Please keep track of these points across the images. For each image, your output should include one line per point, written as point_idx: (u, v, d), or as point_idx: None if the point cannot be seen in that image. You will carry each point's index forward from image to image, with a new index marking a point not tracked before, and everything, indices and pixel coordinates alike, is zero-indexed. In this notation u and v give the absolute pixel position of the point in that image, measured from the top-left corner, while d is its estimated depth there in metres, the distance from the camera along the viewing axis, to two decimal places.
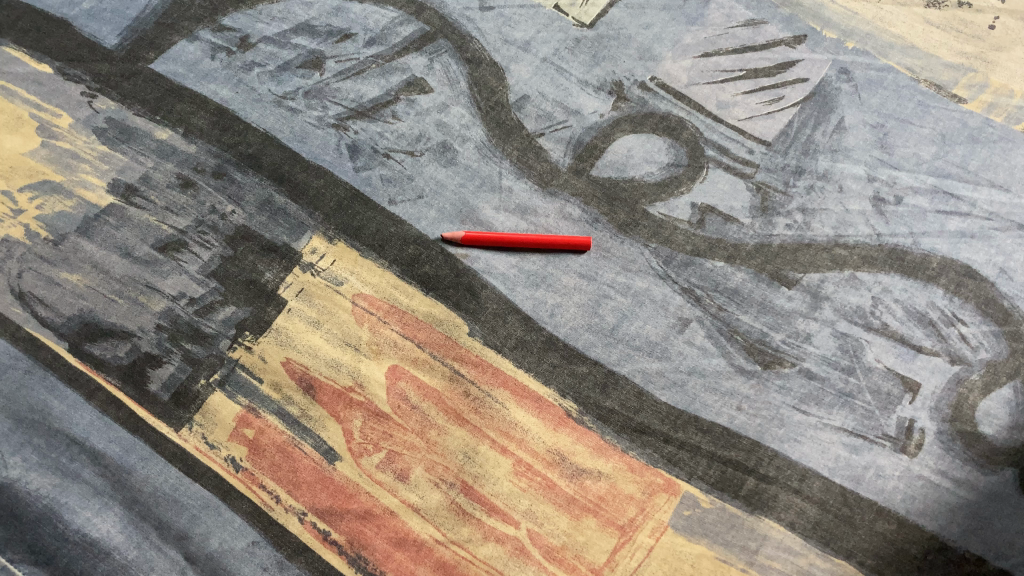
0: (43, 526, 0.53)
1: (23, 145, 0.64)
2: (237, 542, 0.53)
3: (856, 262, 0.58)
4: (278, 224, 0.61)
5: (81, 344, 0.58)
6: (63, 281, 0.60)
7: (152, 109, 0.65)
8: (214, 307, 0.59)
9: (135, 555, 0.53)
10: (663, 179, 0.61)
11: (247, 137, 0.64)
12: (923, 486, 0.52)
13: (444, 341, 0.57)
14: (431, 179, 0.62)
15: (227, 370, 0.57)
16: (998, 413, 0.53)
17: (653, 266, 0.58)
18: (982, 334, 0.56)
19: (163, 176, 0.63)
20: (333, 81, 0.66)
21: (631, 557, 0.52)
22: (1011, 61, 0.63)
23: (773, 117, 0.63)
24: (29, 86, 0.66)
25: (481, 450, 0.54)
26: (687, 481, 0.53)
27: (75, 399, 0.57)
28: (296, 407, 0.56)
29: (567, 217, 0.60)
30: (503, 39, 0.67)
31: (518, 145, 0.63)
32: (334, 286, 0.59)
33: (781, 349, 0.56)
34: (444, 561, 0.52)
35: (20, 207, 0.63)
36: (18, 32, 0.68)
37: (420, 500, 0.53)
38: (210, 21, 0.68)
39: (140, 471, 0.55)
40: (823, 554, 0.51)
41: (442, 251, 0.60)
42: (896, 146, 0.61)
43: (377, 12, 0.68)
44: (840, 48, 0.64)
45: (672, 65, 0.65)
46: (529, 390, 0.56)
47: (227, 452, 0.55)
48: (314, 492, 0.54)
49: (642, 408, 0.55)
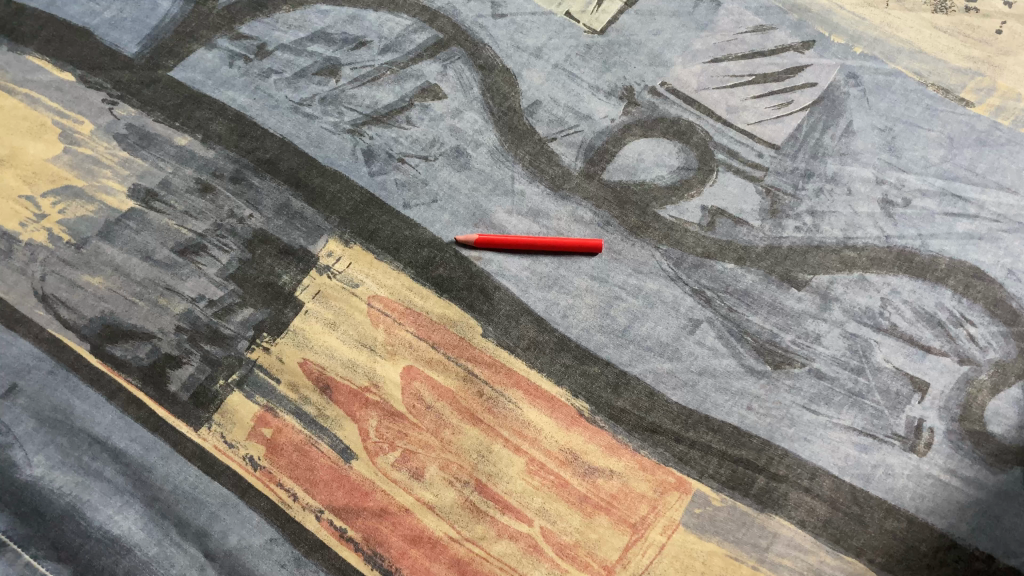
0: (67, 522, 0.54)
1: (46, 151, 0.66)
2: (255, 539, 0.54)
3: (865, 263, 0.59)
4: (295, 228, 0.62)
5: (102, 345, 0.60)
6: (85, 284, 0.62)
7: (171, 116, 0.67)
8: (233, 309, 0.60)
9: (156, 552, 0.54)
10: (674, 182, 0.62)
11: (265, 143, 0.65)
12: (932, 484, 0.52)
13: (458, 342, 0.58)
14: (444, 183, 0.63)
15: (246, 370, 0.58)
16: (1007, 413, 0.54)
17: (664, 268, 0.59)
18: (990, 335, 0.56)
19: (182, 181, 0.64)
20: (349, 88, 0.67)
21: (643, 554, 0.52)
22: (1019, 66, 0.64)
23: (783, 120, 0.64)
24: (52, 94, 0.68)
25: (494, 449, 0.55)
26: (698, 479, 0.54)
27: (97, 399, 0.58)
28: (313, 407, 0.57)
29: (579, 220, 0.61)
30: (515, 45, 0.68)
31: (531, 149, 0.64)
32: (350, 289, 0.60)
33: (791, 349, 0.57)
34: (459, 559, 0.53)
35: (44, 212, 0.64)
36: (41, 41, 0.70)
37: (435, 498, 0.54)
38: (228, 29, 0.70)
39: (160, 469, 0.56)
40: (833, 552, 0.51)
41: (456, 254, 0.61)
42: (904, 149, 0.62)
43: (391, 20, 0.70)
44: (847, 52, 0.65)
45: (682, 71, 0.66)
46: (542, 390, 0.57)
47: (245, 451, 0.56)
48: (330, 490, 0.55)
49: (653, 408, 0.56)
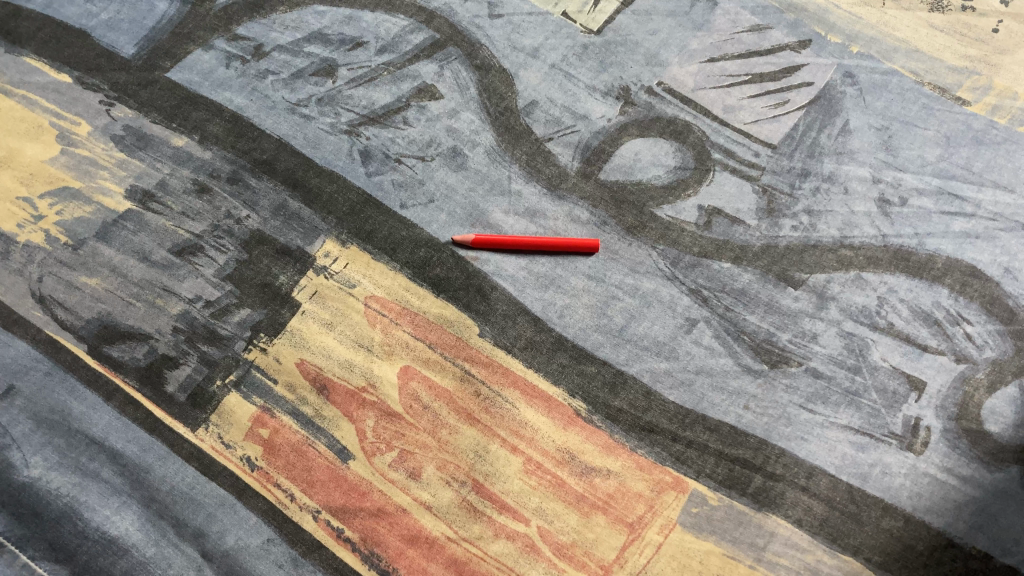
0: (64, 523, 0.54)
1: (44, 153, 0.66)
2: (252, 540, 0.54)
3: (862, 262, 0.59)
4: (292, 229, 0.62)
5: (99, 346, 0.60)
6: (82, 285, 0.62)
7: (168, 117, 0.67)
8: (230, 310, 0.60)
9: (153, 553, 0.54)
10: (670, 182, 0.62)
11: (261, 144, 0.65)
12: (929, 483, 0.52)
13: (455, 342, 0.58)
14: (441, 184, 0.63)
15: (243, 371, 0.58)
16: (1004, 411, 0.54)
17: (661, 268, 0.59)
18: (987, 334, 0.56)
19: (179, 182, 0.64)
20: (345, 88, 0.67)
21: (640, 554, 0.52)
22: (1015, 64, 0.64)
23: (779, 119, 0.64)
24: (49, 95, 0.68)
25: (492, 449, 0.55)
26: (695, 479, 0.54)
27: (94, 400, 0.58)
28: (310, 407, 0.57)
29: (576, 220, 0.61)
30: (512, 46, 0.68)
31: (528, 149, 0.64)
32: (347, 289, 0.60)
33: (788, 349, 0.57)
34: (457, 559, 0.53)
35: (41, 213, 0.64)
36: (39, 42, 0.70)
37: (432, 498, 0.54)
38: (225, 30, 0.70)
39: (157, 470, 0.56)
40: (830, 551, 0.51)
41: (453, 254, 0.61)
42: (901, 148, 0.62)
43: (388, 20, 0.70)
44: (844, 51, 0.65)
45: (678, 70, 0.66)
46: (539, 390, 0.56)
47: (243, 452, 0.56)
48: (327, 490, 0.55)
49: (650, 407, 0.56)
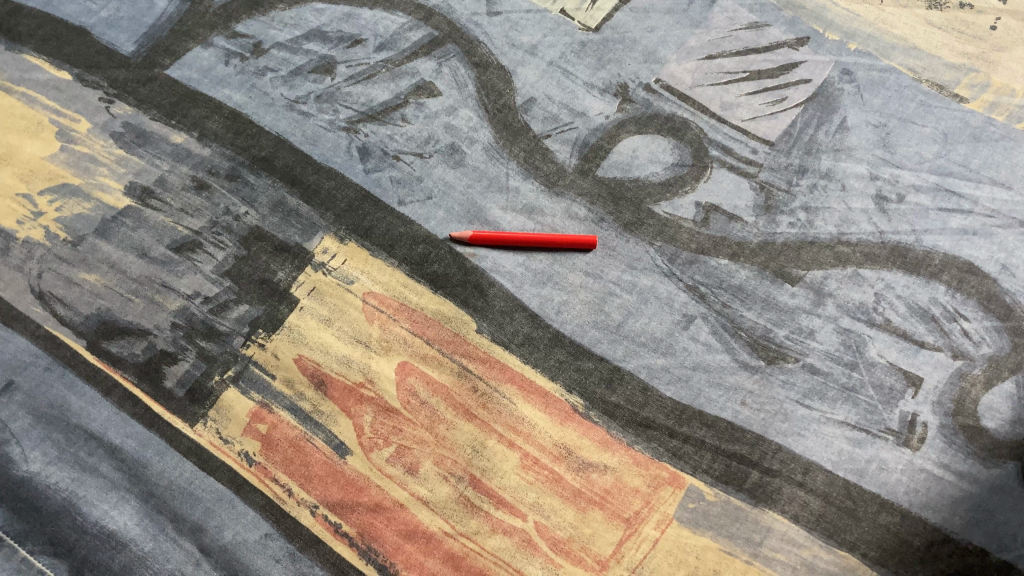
0: (63, 518, 0.54)
1: (43, 149, 0.66)
2: (250, 534, 0.54)
3: (859, 259, 0.59)
4: (290, 225, 0.62)
5: (98, 342, 0.60)
6: (81, 281, 0.62)
7: (167, 114, 0.67)
8: (229, 306, 0.60)
9: (152, 547, 0.54)
10: (667, 178, 0.62)
11: (260, 140, 0.65)
12: (925, 479, 0.52)
13: (453, 338, 0.58)
14: (439, 181, 0.63)
15: (241, 367, 0.58)
16: (1001, 407, 0.54)
17: (659, 264, 0.59)
18: (984, 330, 0.56)
19: (178, 178, 0.65)
20: (344, 85, 0.67)
21: (636, 549, 0.52)
22: (1012, 62, 0.64)
23: (777, 116, 0.64)
24: (49, 92, 0.68)
25: (489, 444, 0.55)
26: (692, 474, 0.54)
27: (93, 396, 0.58)
28: (308, 403, 0.57)
29: (573, 217, 0.62)
30: (510, 43, 0.68)
31: (525, 146, 0.64)
32: (345, 285, 0.60)
33: (784, 345, 0.57)
34: (454, 554, 0.53)
35: (40, 210, 0.64)
36: (39, 40, 0.70)
37: (429, 493, 0.54)
38: (224, 28, 0.70)
39: (156, 465, 0.56)
40: (827, 546, 0.51)
41: (451, 250, 0.61)
42: (898, 145, 0.62)
43: (387, 18, 0.70)
44: (841, 49, 0.65)
45: (676, 68, 0.66)
46: (536, 385, 0.57)
47: (241, 447, 0.56)
48: (325, 486, 0.55)
49: (647, 403, 0.56)
